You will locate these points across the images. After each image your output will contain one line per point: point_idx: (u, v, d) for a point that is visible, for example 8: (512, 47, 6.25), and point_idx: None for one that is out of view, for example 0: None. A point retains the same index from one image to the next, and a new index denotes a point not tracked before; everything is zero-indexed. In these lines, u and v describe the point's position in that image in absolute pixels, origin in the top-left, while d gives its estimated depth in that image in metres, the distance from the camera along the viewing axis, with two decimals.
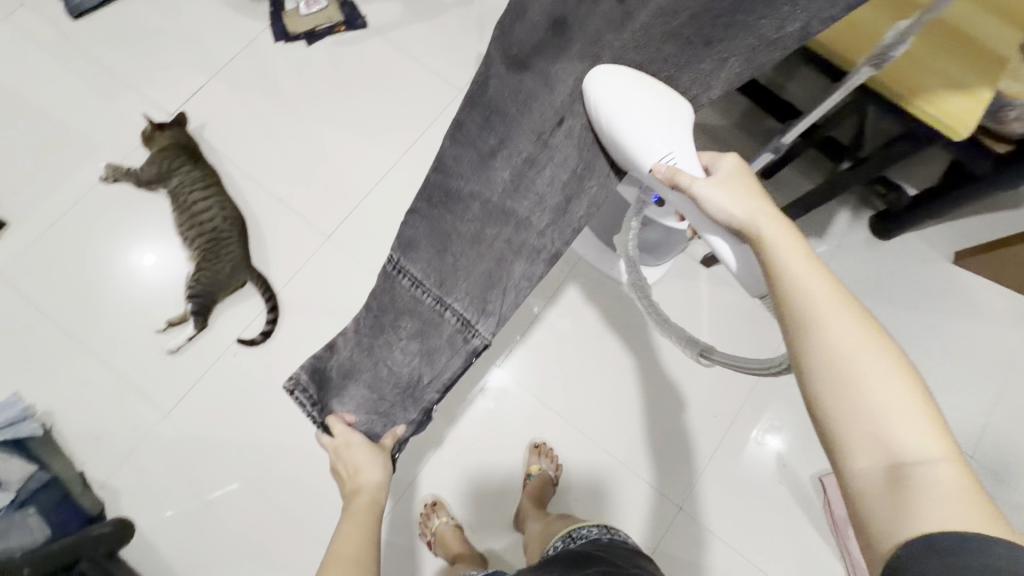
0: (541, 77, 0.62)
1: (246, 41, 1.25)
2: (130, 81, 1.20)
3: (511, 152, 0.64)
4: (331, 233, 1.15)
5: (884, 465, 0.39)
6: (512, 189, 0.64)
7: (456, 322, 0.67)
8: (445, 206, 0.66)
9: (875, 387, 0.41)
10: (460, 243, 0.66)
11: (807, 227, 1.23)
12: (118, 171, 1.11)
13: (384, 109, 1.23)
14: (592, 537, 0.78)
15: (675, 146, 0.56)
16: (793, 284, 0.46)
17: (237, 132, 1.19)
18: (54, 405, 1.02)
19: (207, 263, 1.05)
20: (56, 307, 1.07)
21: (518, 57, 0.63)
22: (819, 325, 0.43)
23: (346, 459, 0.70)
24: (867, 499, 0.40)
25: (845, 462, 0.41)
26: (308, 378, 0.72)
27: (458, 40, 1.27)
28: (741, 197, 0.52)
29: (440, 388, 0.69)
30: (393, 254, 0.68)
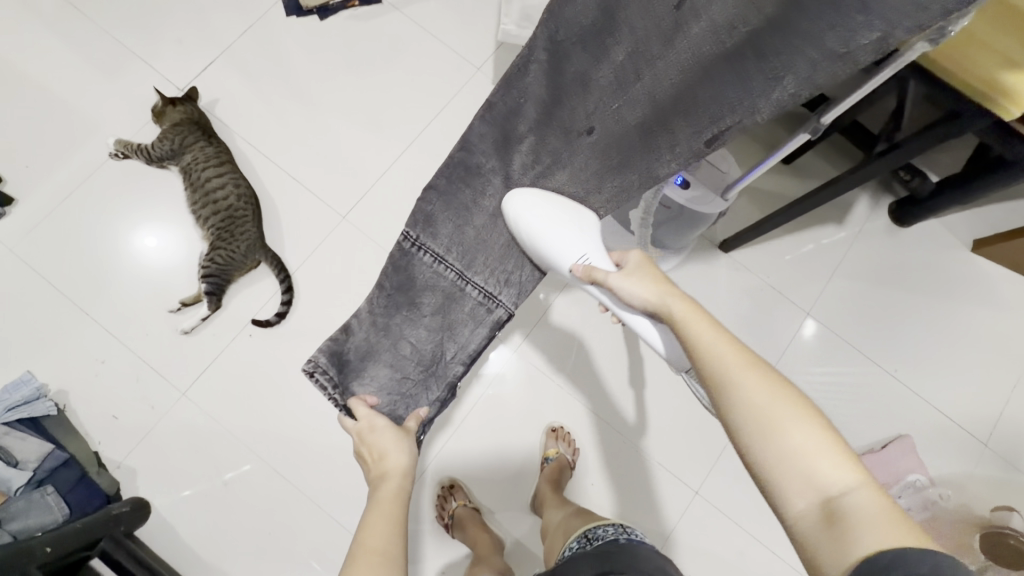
0: (579, 75, 0.55)
1: (256, 14, 1.21)
2: (139, 54, 1.17)
3: (535, 137, 0.60)
4: (346, 213, 1.13)
5: (816, 503, 0.43)
6: (533, 176, 0.63)
7: (478, 296, 0.69)
8: (466, 184, 0.64)
9: (794, 435, 0.45)
10: (481, 219, 0.66)
11: (827, 213, 1.22)
12: (129, 147, 1.08)
13: (400, 86, 1.20)
14: (609, 538, 0.75)
15: (588, 248, 0.63)
16: (707, 356, 0.51)
17: (249, 109, 1.16)
18: (68, 385, 1.01)
19: (221, 242, 1.02)
20: (68, 286, 1.05)
21: (562, 47, 0.54)
22: (738, 391, 0.48)
23: (370, 445, 0.66)
24: (811, 540, 0.43)
25: (786, 508, 0.44)
26: (328, 361, 0.68)
27: (475, 17, 1.25)
28: (650, 286, 0.59)
29: (464, 361, 0.71)
30: (410, 231, 0.67)
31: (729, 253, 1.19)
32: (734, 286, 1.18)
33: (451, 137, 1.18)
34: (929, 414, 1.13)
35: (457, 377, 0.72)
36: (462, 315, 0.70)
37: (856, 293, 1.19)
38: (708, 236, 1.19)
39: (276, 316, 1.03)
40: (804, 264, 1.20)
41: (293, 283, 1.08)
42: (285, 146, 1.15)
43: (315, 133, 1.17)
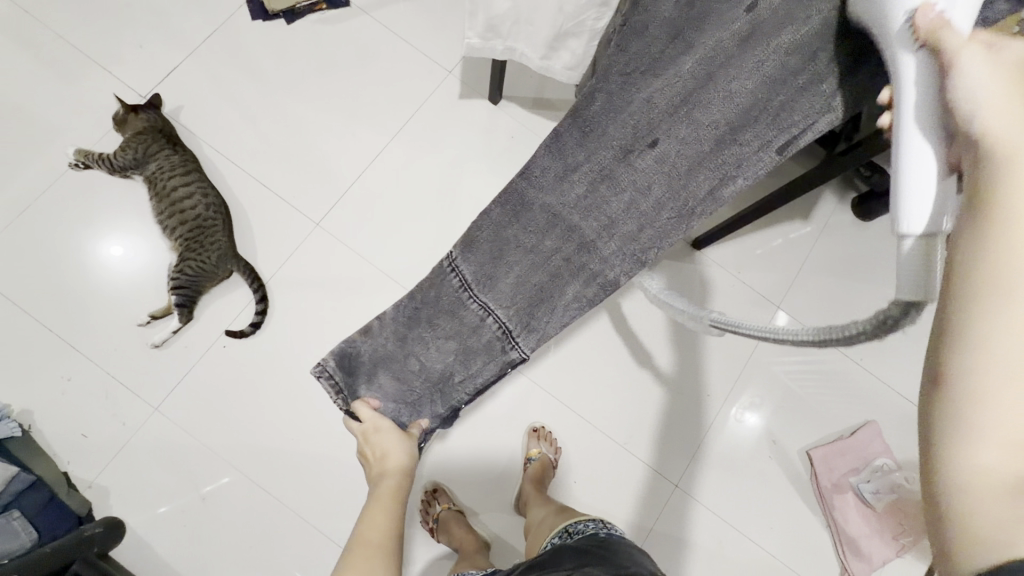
0: (641, 102, 0.61)
1: (221, 18, 1.18)
2: (97, 60, 1.13)
3: (591, 166, 0.62)
4: (320, 220, 1.12)
5: (1023, 471, 0.31)
6: (582, 208, 0.63)
7: (497, 330, 0.69)
8: (516, 215, 0.65)
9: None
10: (516, 253, 0.66)
11: (795, 209, 1.25)
12: (90, 157, 1.04)
13: (372, 91, 1.19)
14: (589, 532, 0.77)
15: (960, 1, 0.43)
16: (1015, 228, 0.33)
17: (216, 116, 1.14)
18: (33, 404, 0.98)
19: (190, 252, 1.00)
20: (29, 302, 1.01)
21: (634, 71, 0.62)
22: (1022, 315, 0.32)
23: (374, 443, 0.72)
24: (981, 496, 0.32)
25: (976, 450, 0.32)
26: (336, 364, 0.73)
27: (446, 19, 1.24)
28: (1008, 80, 0.38)
29: (470, 391, 0.72)
30: (452, 252, 0.70)
31: (701, 249, 1.21)
32: (707, 281, 1.21)
33: (426, 141, 1.18)
34: (895, 400, 1.17)
35: (462, 403, 0.72)
36: (480, 344, 0.70)
37: (822, 286, 1.23)
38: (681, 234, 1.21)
39: (250, 327, 1.02)
40: (774, 258, 1.23)
41: (268, 291, 1.06)
42: (255, 152, 1.13)
43: (286, 138, 1.15)
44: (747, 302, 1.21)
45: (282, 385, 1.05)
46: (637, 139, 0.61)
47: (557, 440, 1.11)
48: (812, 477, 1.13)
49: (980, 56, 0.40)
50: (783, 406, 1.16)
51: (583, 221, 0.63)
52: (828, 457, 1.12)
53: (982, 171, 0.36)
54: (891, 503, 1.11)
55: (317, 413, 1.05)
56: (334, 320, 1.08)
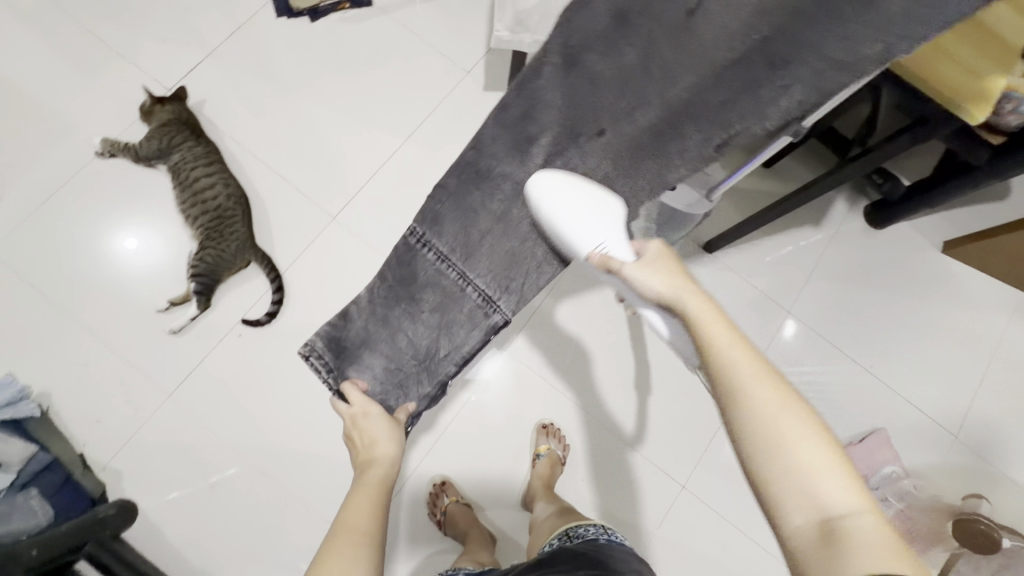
0: (590, 79, 0.54)
1: (247, 16, 1.21)
2: (125, 54, 1.16)
3: (549, 140, 0.60)
4: (337, 213, 1.14)
5: (816, 520, 0.42)
6: (546, 185, 0.63)
7: (478, 298, 0.70)
8: (473, 182, 0.65)
9: (803, 452, 0.43)
10: (487, 222, 0.66)
11: (807, 214, 1.26)
12: (115, 146, 1.08)
13: (391, 89, 1.21)
14: (588, 537, 0.74)
15: (606, 236, 0.59)
16: (720, 354, 0.47)
17: (239, 109, 1.16)
18: (51, 386, 0.99)
19: (210, 242, 1.02)
20: (50, 286, 1.03)
21: (571, 52, 0.54)
22: (754, 409, 0.45)
23: (362, 429, 0.72)
24: (804, 554, 0.41)
25: (781, 518, 0.43)
26: (325, 345, 0.75)
27: (466, 20, 1.26)
28: (668, 277, 0.52)
29: (457, 362, 0.74)
30: (416, 227, 0.69)
31: (713, 252, 1.22)
32: (718, 285, 1.22)
33: (443, 139, 1.20)
34: (904, 409, 1.17)
35: (450, 374, 0.74)
36: (463, 313, 0.71)
37: (833, 293, 1.23)
38: (693, 236, 1.23)
39: (267, 315, 1.04)
40: (784, 264, 1.24)
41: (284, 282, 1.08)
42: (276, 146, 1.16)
43: (306, 133, 1.17)
44: (756, 306, 1.21)
45: (295, 374, 1.06)
46: (587, 125, 0.57)
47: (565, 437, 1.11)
48: None
49: (635, 266, 0.54)
50: None
51: None
52: None
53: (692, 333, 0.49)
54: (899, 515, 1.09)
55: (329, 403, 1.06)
56: None
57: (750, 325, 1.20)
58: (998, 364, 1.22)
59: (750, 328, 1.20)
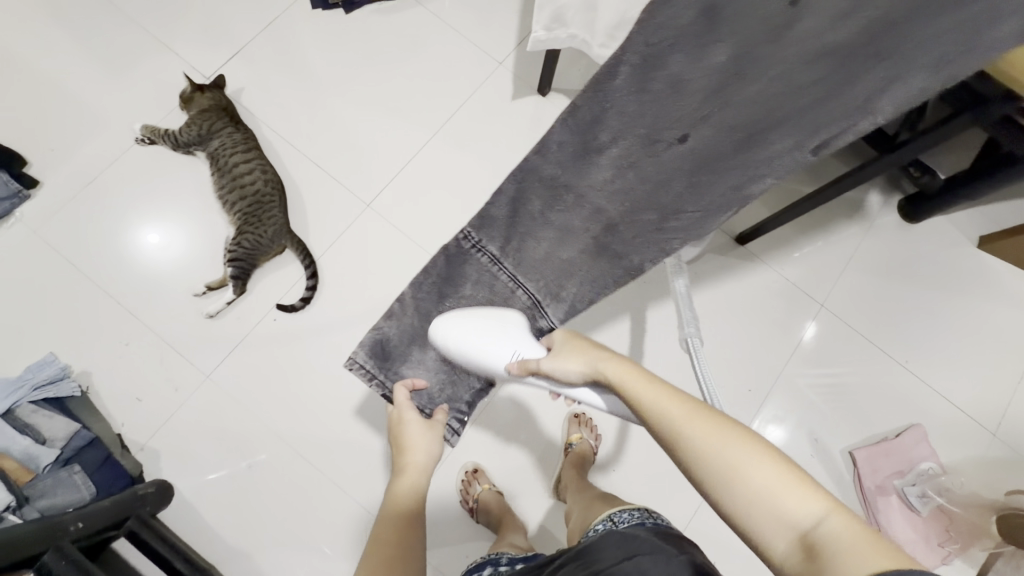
0: (670, 83, 0.55)
1: (283, 6, 1.23)
2: (166, 43, 1.18)
3: (616, 152, 0.61)
4: (371, 201, 1.15)
5: (793, 538, 0.40)
6: (609, 193, 0.63)
7: (527, 301, 0.73)
8: (540, 192, 0.67)
9: (750, 472, 0.43)
10: (544, 232, 0.69)
11: (839, 208, 1.25)
12: (156, 133, 1.09)
13: (424, 80, 1.22)
14: (634, 521, 0.74)
15: (515, 343, 0.67)
16: (651, 414, 0.51)
17: (275, 98, 1.18)
18: (91, 367, 1.01)
19: (248, 227, 1.04)
20: (91, 269, 1.05)
21: (651, 53, 0.55)
22: (691, 454, 0.46)
23: (403, 436, 0.76)
24: None
25: (766, 551, 0.42)
26: (367, 354, 0.75)
27: (499, 12, 1.27)
28: (578, 358, 0.62)
29: None
30: (470, 230, 0.71)
31: (745, 245, 1.21)
32: (750, 279, 1.21)
33: (476, 129, 1.21)
34: (940, 406, 1.16)
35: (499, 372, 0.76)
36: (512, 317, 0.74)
37: (868, 288, 1.22)
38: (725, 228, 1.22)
39: (301, 300, 1.05)
40: (816, 258, 1.23)
41: (318, 268, 1.09)
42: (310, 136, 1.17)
43: (339, 122, 1.18)
44: (789, 299, 1.21)
45: (329, 360, 1.07)
46: (661, 133, 0.57)
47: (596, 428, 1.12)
48: (854, 478, 1.11)
49: (551, 356, 0.63)
50: (825, 407, 1.15)
51: (608, 205, 0.63)
52: (871, 458, 1.11)
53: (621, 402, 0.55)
54: (937, 507, 1.08)
55: (362, 389, 1.06)
56: (382, 299, 1.10)
57: (782, 318, 1.20)
58: None
59: (782, 321, 1.19)
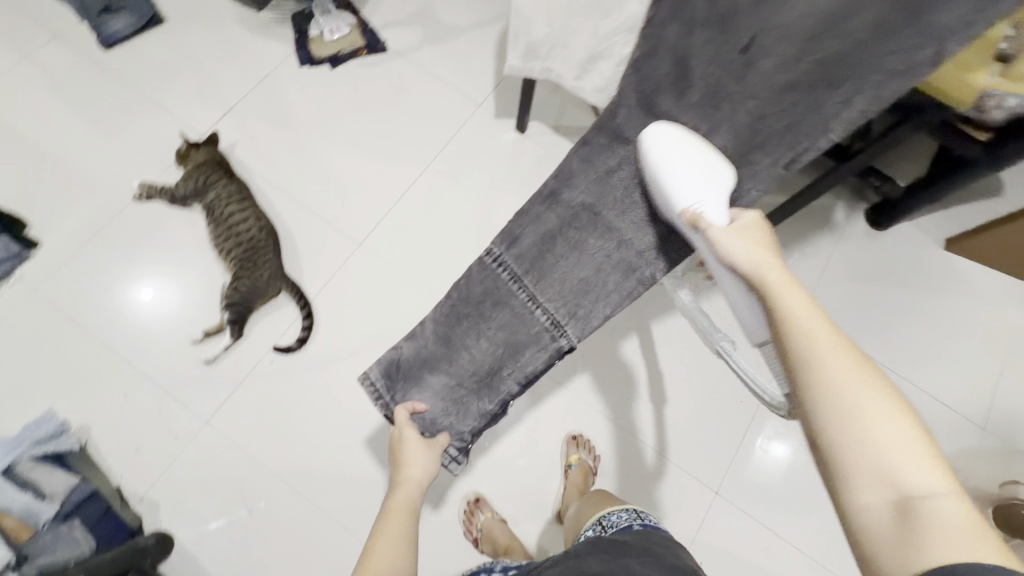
0: (664, 116, 0.72)
1: (273, 65, 1.31)
2: (163, 105, 1.24)
3: (624, 174, 0.75)
4: (362, 240, 1.19)
5: (890, 498, 0.41)
6: (619, 209, 0.76)
7: (546, 321, 0.79)
8: (563, 214, 0.78)
9: (882, 425, 0.43)
10: (563, 246, 0.78)
11: (811, 219, 1.31)
12: (153, 189, 1.14)
13: (408, 124, 1.29)
14: (623, 524, 0.76)
15: (704, 196, 0.64)
16: (792, 327, 0.50)
17: (267, 149, 1.24)
18: (90, 420, 1.01)
19: (244, 272, 1.07)
20: (91, 323, 1.07)
21: (648, 91, 0.72)
22: (820, 382, 0.46)
23: (399, 448, 0.76)
24: (872, 533, 0.42)
25: (849, 495, 0.43)
26: (380, 374, 0.84)
27: (476, 58, 1.35)
28: (752, 246, 0.58)
29: (519, 380, 0.80)
30: (496, 248, 0.81)
31: None
32: None
33: (460, 166, 1.26)
34: (929, 404, 1.18)
35: (512, 394, 0.81)
36: (527, 337, 0.80)
37: (847, 292, 1.26)
38: None
39: (300, 340, 1.07)
40: (794, 269, 1.28)
41: (313, 309, 1.12)
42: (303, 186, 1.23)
43: (330, 170, 1.24)
44: None
45: (327, 398, 1.08)
46: None
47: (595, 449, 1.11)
48: None
49: (726, 231, 0.60)
50: None
51: (620, 223, 0.76)
52: None
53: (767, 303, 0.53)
54: None
55: (360, 424, 1.07)
56: (377, 334, 1.12)
57: None
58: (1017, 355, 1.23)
59: None
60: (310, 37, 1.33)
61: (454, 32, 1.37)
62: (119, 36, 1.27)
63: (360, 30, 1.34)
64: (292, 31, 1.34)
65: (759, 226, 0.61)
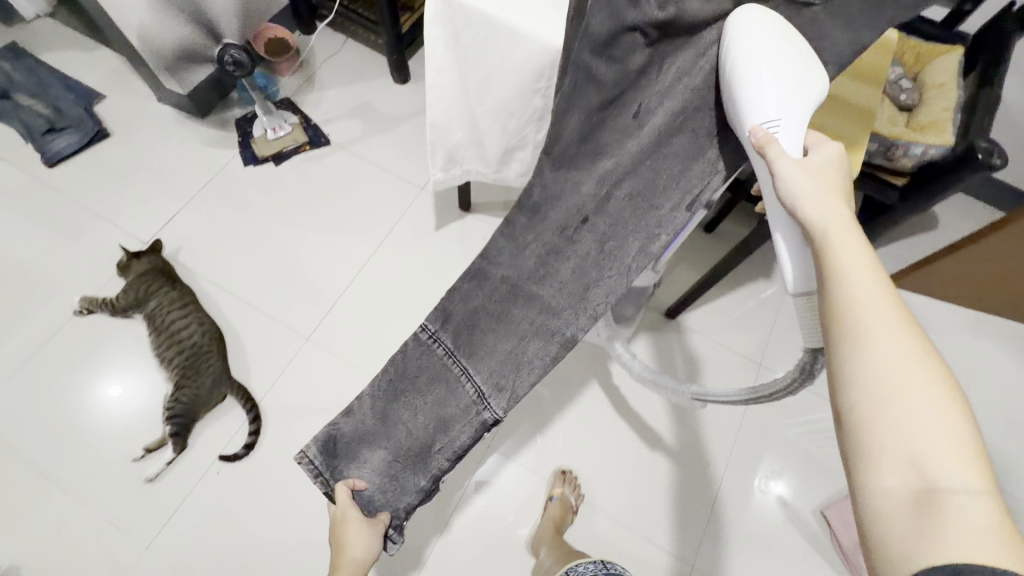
0: (568, 176, 0.66)
1: (218, 167, 1.33)
2: (107, 217, 1.25)
3: (538, 240, 0.68)
4: (310, 333, 1.18)
5: (911, 485, 0.36)
6: (537, 277, 0.68)
7: (473, 393, 0.73)
8: (497, 290, 0.71)
9: (923, 405, 0.37)
10: (486, 319, 0.72)
11: (756, 268, 1.33)
12: (93, 303, 1.13)
13: (354, 212, 1.31)
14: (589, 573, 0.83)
15: (786, 114, 0.49)
16: (842, 280, 0.42)
17: (213, 251, 1.24)
18: (21, 558, 0.95)
19: (186, 380, 1.04)
20: (24, 450, 1.03)
21: (559, 156, 0.67)
22: (863, 345, 0.40)
23: (339, 531, 0.76)
24: (881, 517, 0.36)
25: (866, 474, 0.37)
26: (320, 450, 0.81)
27: (418, 143, 1.40)
28: (824, 189, 0.47)
29: (451, 456, 0.75)
30: (430, 324, 0.77)
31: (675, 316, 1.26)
32: (689, 349, 1.25)
33: (408, 250, 1.28)
34: None
35: (441, 471, 0.76)
36: (456, 416, 0.74)
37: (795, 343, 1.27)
38: (655, 305, 1.28)
39: (246, 450, 1.04)
40: (747, 318, 1.29)
41: (261, 412, 1.09)
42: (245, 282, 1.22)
43: (276, 263, 1.24)
44: (729, 363, 1.24)
45: (278, 505, 1.03)
46: (572, 217, 0.65)
47: (580, 485, 1.11)
48: (832, 538, 1.08)
49: (795, 163, 0.48)
50: (792, 469, 1.14)
51: (540, 289, 0.68)
52: (843, 513, 1.08)
53: (821, 249, 0.44)
54: None
55: (313, 531, 1.02)
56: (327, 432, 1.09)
57: (727, 382, 1.23)
58: (972, 387, 1.25)
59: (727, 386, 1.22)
60: (253, 138, 1.36)
61: (396, 121, 1.43)
62: (63, 153, 1.30)
63: (302, 127, 1.38)
64: (236, 133, 1.38)
65: (834, 167, 0.49)
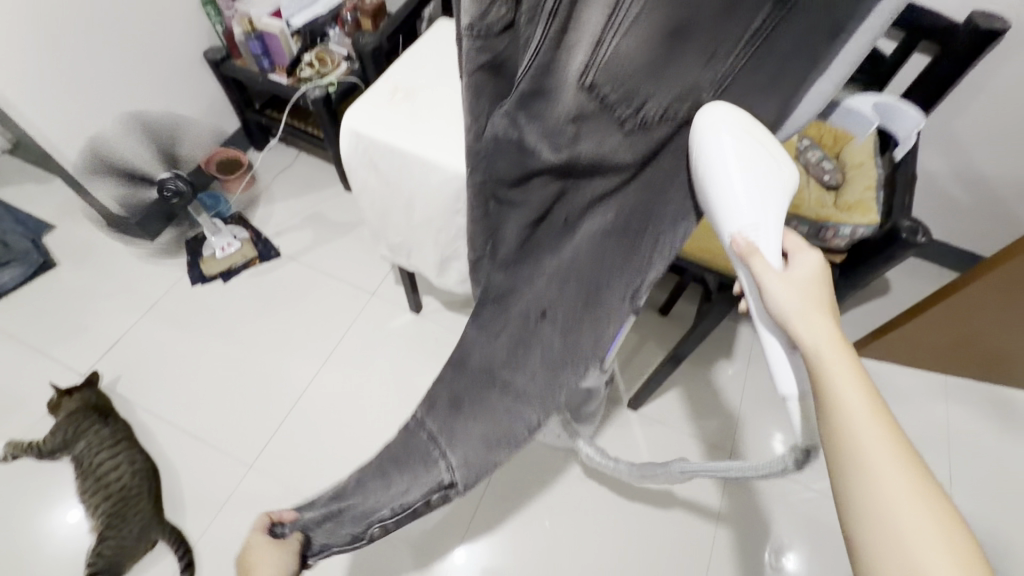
0: (515, 285, 0.71)
1: (165, 288, 1.32)
2: (45, 351, 1.22)
3: (504, 329, 0.70)
4: (253, 461, 1.11)
5: None
6: (508, 362, 0.68)
7: (430, 448, 0.67)
8: (473, 380, 0.70)
9: (913, 509, 0.38)
10: (469, 404, 0.68)
11: (717, 348, 1.31)
12: (17, 448, 1.06)
13: (305, 323, 1.29)
14: None
15: (764, 217, 0.50)
16: (819, 393, 0.43)
17: (154, 377, 1.20)
18: None
19: (110, 529, 0.98)
20: None
21: (508, 258, 0.73)
22: (854, 452, 0.40)
23: (249, 556, 0.68)
24: None
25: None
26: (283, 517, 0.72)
27: (368, 248, 1.41)
28: (805, 299, 0.47)
29: (394, 509, 0.65)
30: (419, 412, 0.71)
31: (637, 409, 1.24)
32: (656, 441, 1.20)
33: (358, 359, 1.24)
34: None
35: (378, 521, 0.65)
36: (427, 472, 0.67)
37: (772, 422, 1.21)
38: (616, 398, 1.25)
39: None
40: (713, 402, 1.24)
41: (195, 557, 1.01)
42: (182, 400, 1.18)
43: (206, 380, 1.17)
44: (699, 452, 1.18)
45: None
46: (530, 313, 0.68)
47: None
48: None
49: (779, 275, 0.47)
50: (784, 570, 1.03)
51: (513, 376, 0.68)
52: None
53: (805, 359, 0.44)
54: None
55: None
56: None
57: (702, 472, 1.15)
58: (954, 459, 1.19)
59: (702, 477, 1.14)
60: (201, 256, 1.36)
61: (346, 228, 1.44)
62: (6, 288, 1.28)
63: (252, 241, 1.38)
64: (185, 251, 1.38)
65: (819, 278, 0.49)
